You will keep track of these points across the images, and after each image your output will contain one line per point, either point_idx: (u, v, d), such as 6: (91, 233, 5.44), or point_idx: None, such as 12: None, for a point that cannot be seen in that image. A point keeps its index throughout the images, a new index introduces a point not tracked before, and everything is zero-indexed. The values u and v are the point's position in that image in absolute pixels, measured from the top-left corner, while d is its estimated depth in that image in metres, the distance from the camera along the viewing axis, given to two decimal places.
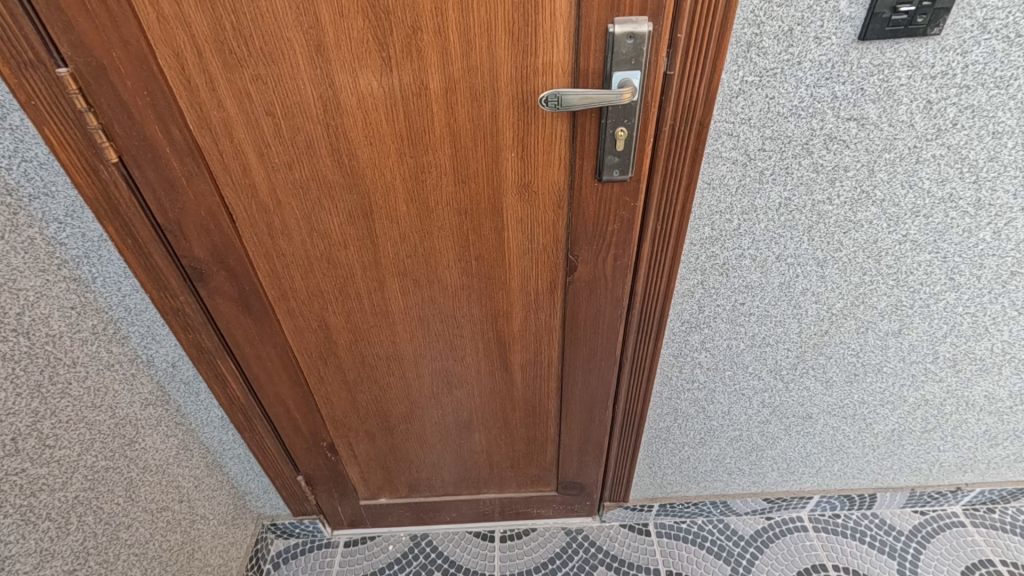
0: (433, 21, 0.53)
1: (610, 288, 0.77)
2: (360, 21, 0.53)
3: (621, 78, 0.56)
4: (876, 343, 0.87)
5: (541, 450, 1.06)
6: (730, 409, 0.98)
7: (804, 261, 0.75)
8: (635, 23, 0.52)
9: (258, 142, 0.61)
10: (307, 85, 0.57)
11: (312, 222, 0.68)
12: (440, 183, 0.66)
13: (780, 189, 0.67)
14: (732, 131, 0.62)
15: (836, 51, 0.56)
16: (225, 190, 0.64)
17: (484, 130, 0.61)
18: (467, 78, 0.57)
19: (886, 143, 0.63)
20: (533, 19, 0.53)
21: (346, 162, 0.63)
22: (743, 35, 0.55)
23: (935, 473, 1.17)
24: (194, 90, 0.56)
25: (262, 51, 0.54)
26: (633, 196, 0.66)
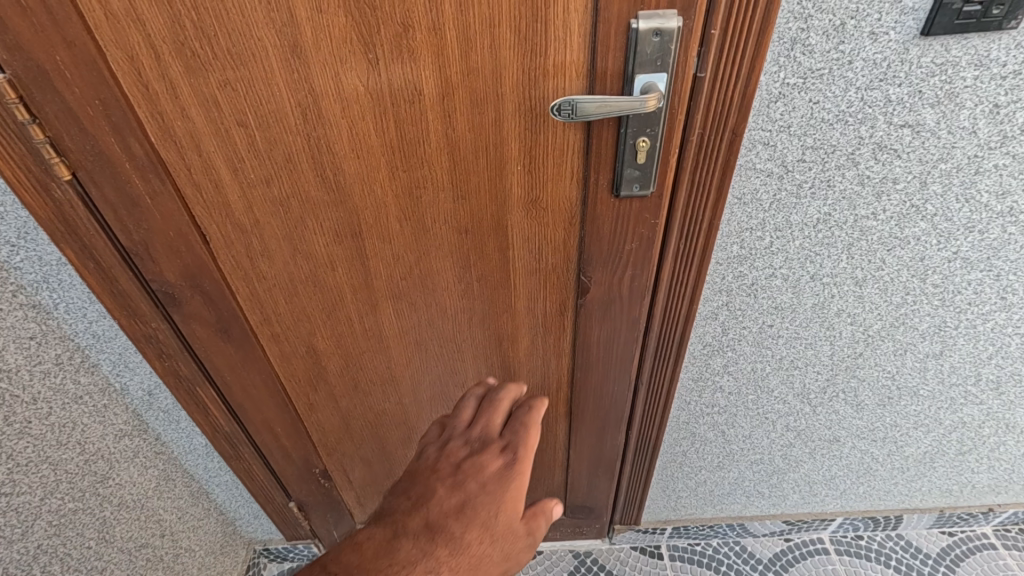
0: (427, 17, 0.46)
1: (627, 311, 0.70)
2: (342, 18, 0.46)
3: (644, 81, 0.48)
4: (914, 365, 0.80)
5: (549, 473, 1.00)
6: (751, 433, 0.91)
7: (841, 280, 0.68)
8: (662, 17, 0.45)
9: (231, 156, 0.54)
10: (283, 91, 0.49)
11: (295, 243, 0.61)
12: (437, 199, 0.58)
13: (819, 204, 0.59)
14: (768, 140, 0.54)
15: (894, 48, 0.48)
16: (196, 209, 0.57)
17: (486, 140, 0.54)
18: (467, 82, 0.50)
19: (942, 152, 0.56)
20: (544, 14, 0.46)
21: (332, 178, 0.56)
22: (787, 31, 0.47)
23: (967, 495, 1.10)
24: (155, 98, 0.49)
25: (229, 52, 0.47)
26: (655, 213, 0.59)
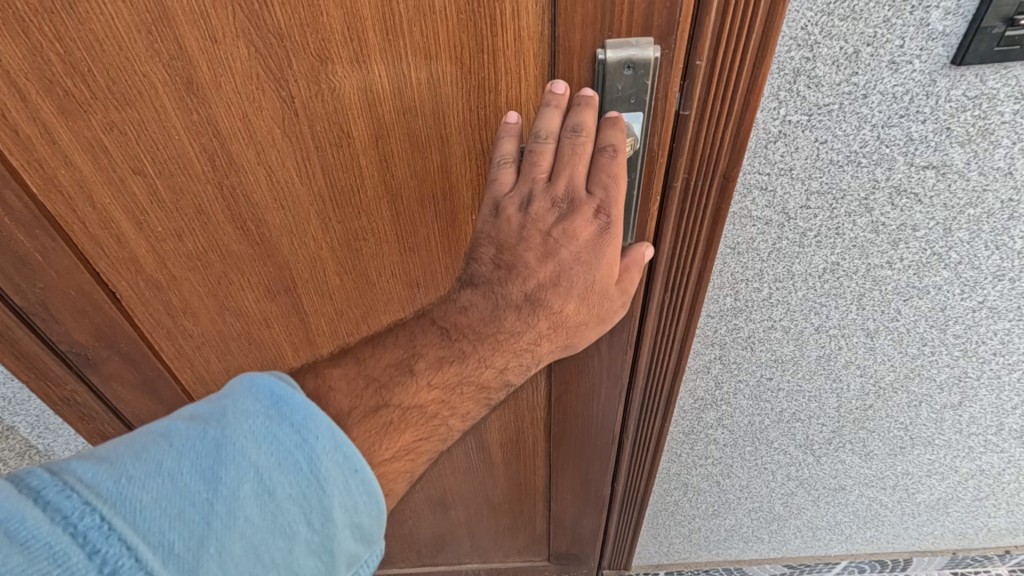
0: (348, 49, 0.38)
1: (606, 366, 0.61)
2: (243, 50, 0.37)
3: (616, 121, 0.40)
4: (929, 416, 0.72)
5: (529, 520, 0.93)
6: (749, 483, 0.84)
7: (850, 332, 0.59)
8: (635, 47, 0.36)
9: (131, 207, 0.45)
10: (183, 135, 0.41)
11: (221, 299, 0.53)
12: (381, 251, 0.50)
13: (826, 253, 0.51)
14: (765, 184, 0.46)
15: (918, 79, 0.40)
16: (99, 265, 0.49)
17: (434, 186, 0.46)
18: (404, 123, 0.42)
19: (971, 196, 0.47)
20: (490, 45, 0.38)
21: (254, 230, 0.48)
22: (789, 60, 0.39)
23: (982, 537, 1.02)
24: (28, 145, 0.41)
25: (109, 90, 0.38)
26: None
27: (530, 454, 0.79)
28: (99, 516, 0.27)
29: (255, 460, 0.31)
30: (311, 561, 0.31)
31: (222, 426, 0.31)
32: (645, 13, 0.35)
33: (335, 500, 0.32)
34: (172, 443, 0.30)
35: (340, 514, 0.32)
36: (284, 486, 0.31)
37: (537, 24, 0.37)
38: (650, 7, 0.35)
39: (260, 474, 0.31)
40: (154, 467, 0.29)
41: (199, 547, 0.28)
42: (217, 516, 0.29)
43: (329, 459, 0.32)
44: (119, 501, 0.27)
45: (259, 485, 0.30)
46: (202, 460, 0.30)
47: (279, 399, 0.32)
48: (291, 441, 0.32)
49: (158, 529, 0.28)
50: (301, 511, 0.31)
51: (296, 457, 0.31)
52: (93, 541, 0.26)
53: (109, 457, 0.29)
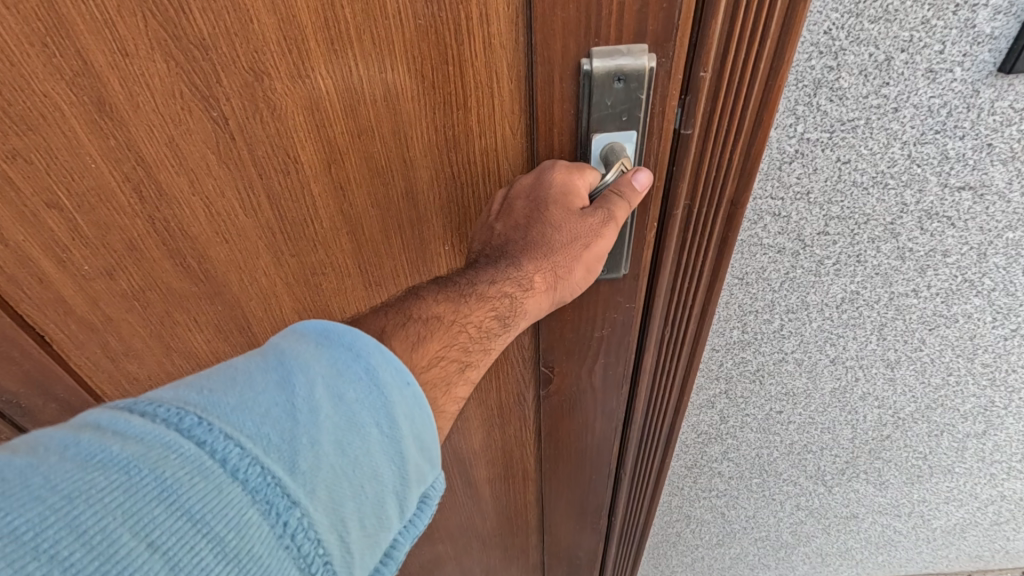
0: (290, 64, 0.32)
1: (596, 403, 0.56)
2: (162, 65, 0.32)
3: (605, 139, 0.34)
4: (951, 445, 0.67)
5: (522, 551, 0.88)
6: (755, 513, 0.78)
7: (868, 363, 0.54)
8: (624, 54, 0.31)
9: (50, 245, 0.40)
10: (102, 163, 0.36)
11: (164, 340, 0.49)
12: (343, 286, 0.46)
13: (845, 282, 0.45)
14: (778, 210, 0.40)
15: (959, 90, 0.34)
16: (21, 306, 0.43)
17: (399, 215, 0.41)
18: (359, 146, 0.37)
19: (1011, 218, 0.42)
20: (455, 56, 0.33)
21: (196, 265, 0.43)
22: (809, 70, 0.33)
23: (999, 559, 0.97)
24: None
25: (5, 113, 0.33)
26: (630, 297, 0.45)
27: (520, 488, 0.73)
28: (196, 415, 0.24)
29: (317, 370, 0.27)
30: (390, 469, 0.27)
31: (280, 349, 0.28)
32: (637, 17, 0.30)
33: (402, 408, 0.28)
34: (235, 365, 0.27)
35: (407, 423, 0.28)
36: (353, 390, 0.27)
37: (508, 32, 0.32)
38: (643, 9, 0.29)
39: (327, 380, 0.27)
40: (227, 380, 0.26)
41: (292, 441, 0.25)
42: (300, 413, 0.25)
43: (387, 367, 0.28)
44: (209, 405, 0.24)
45: (330, 390, 0.27)
46: (270, 373, 0.26)
47: (324, 330, 0.29)
48: (347, 355, 0.28)
49: (250, 424, 0.24)
50: (376, 420, 0.27)
51: (356, 368, 0.28)
52: (199, 436, 0.23)
53: (179, 381, 0.26)
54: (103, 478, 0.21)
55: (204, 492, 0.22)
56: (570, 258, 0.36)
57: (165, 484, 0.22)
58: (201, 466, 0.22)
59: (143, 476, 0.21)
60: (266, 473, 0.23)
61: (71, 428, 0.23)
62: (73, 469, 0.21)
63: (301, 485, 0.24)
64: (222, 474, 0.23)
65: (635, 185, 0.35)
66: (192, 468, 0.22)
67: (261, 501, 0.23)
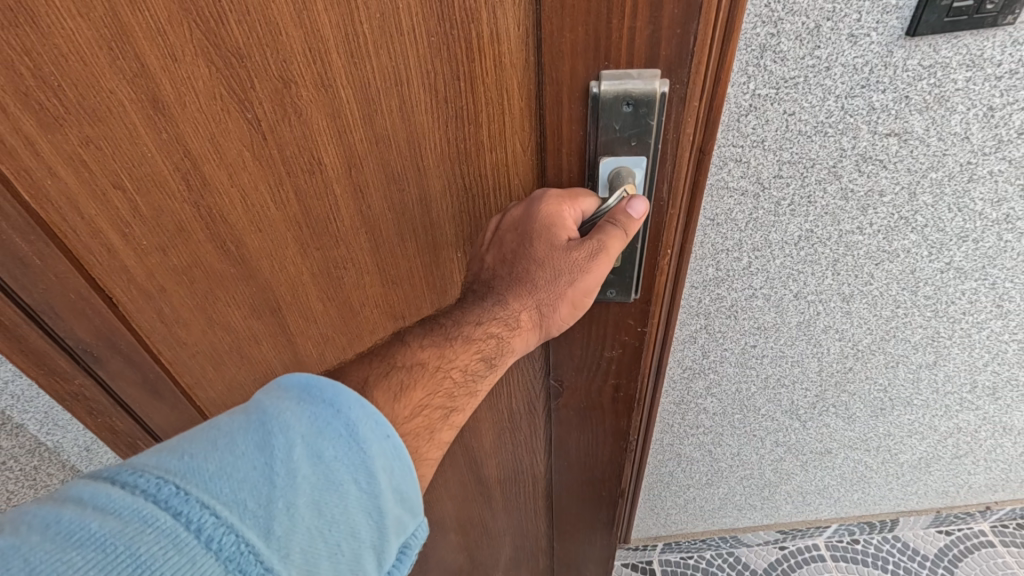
0: (315, 74, 0.42)
1: (604, 423, 0.68)
2: (204, 69, 0.42)
3: (616, 160, 0.43)
4: (907, 376, 0.76)
5: (534, 525, 0.93)
6: (739, 450, 0.87)
7: (827, 297, 0.62)
8: (630, 82, 0.39)
9: (115, 221, 0.51)
10: (152, 150, 0.46)
11: (209, 315, 0.60)
12: (362, 281, 0.58)
13: (800, 221, 0.54)
14: (739, 156, 0.49)
15: (877, 51, 0.42)
16: (94, 271, 0.55)
17: (410, 213, 0.52)
18: (377, 152, 0.47)
19: (932, 160, 0.50)
20: (467, 72, 0.42)
21: (234, 250, 0.54)
22: (755, 36, 0.42)
23: (963, 495, 1.07)
24: (14, 151, 0.46)
25: (80, 107, 0.44)
26: (641, 320, 0.55)
27: (528, 474, 0.82)
28: (174, 486, 0.31)
29: (297, 428, 0.35)
30: (363, 518, 0.35)
31: (262, 407, 0.36)
32: (648, 43, 0.38)
33: (377, 461, 0.36)
34: (220, 427, 0.35)
35: (379, 474, 0.36)
36: (330, 448, 0.35)
37: (519, 47, 0.40)
38: None
39: (306, 440, 0.35)
40: (210, 445, 0.33)
41: (265, 506, 0.32)
42: (277, 476, 0.33)
43: (365, 422, 0.36)
44: (189, 472, 0.32)
45: (308, 449, 0.35)
46: (250, 434, 0.34)
47: (307, 385, 0.37)
48: (328, 412, 0.36)
49: (229, 492, 0.32)
50: (349, 472, 0.35)
51: (335, 425, 0.36)
52: (175, 507, 0.30)
53: (160, 449, 0.33)
54: (80, 557, 0.28)
55: (176, 564, 0.29)
56: (553, 296, 0.46)
57: (139, 559, 0.28)
58: (176, 539, 0.29)
59: (119, 553, 0.28)
60: (238, 542, 0.31)
61: (55, 505, 0.30)
62: (53, 550, 0.28)
63: (274, 548, 0.32)
64: (196, 546, 0.30)
65: (632, 213, 0.42)
66: (167, 542, 0.29)
67: (235, 568, 0.30)
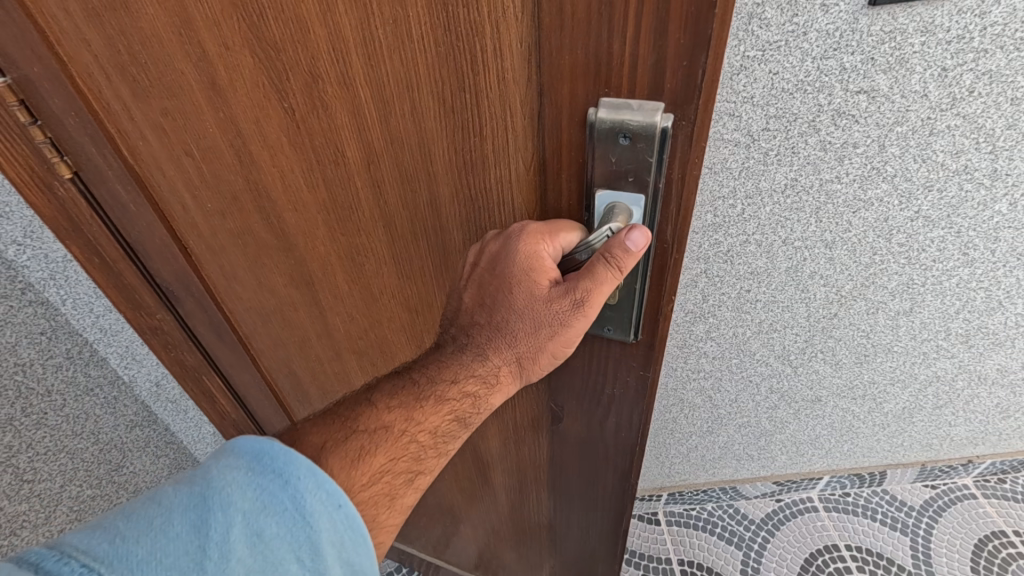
0: (337, 72, 0.45)
1: (607, 460, 0.69)
2: (250, 58, 0.47)
3: (613, 193, 0.41)
4: (886, 323, 0.84)
5: (534, 531, 0.95)
6: (737, 397, 0.96)
7: (812, 244, 0.71)
8: (625, 112, 0.37)
9: (188, 182, 0.60)
10: (213, 126, 0.54)
11: (258, 274, 0.69)
12: (381, 267, 0.62)
13: (786, 170, 0.63)
14: (733, 111, 0.58)
15: (845, 18, 0.51)
16: (174, 222, 0.64)
17: (420, 214, 0.54)
18: (390, 151, 0.49)
19: (897, 115, 0.59)
20: (472, 84, 0.41)
21: (277, 223, 0.62)
22: (745, 6, 0.51)
23: (947, 448, 1.15)
24: (114, 114, 0.55)
25: (161, 82, 0.51)
26: (644, 360, 0.54)
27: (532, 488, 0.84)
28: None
29: (242, 506, 0.38)
30: None
31: (208, 481, 0.39)
32: (653, 71, 0.35)
33: (324, 535, 0.40)
34: (163, 503, 0.38)
35: (326, 546, 0.40)
36: (272, 524, 0.39)
37: (521, 63, 0.38)
38: None
39: (248, 517, 0.38)
40: (149, 526, 0.36)
41: None
42: (212, 559, 0.36)
43: (313, 495, 0.40)
44: (120, 557, 0.34)
45: (249, 527, 0.38)
46: (191, 512, 0.37)
47: (259, 454, 0.40)
48: (275, 485, 0.40)
49: None
50: (291, 546, 0.39)
51: (282, 498, 0.39)
52: None
53: (93, 530, 0.36)
54: None
55: None
56: (538, 339, 0.49)
57: None
58: None
59: None
60: None
61: None
62: None
63: None
64: None
65: (630, 245, 0.40)
66: None
67: None
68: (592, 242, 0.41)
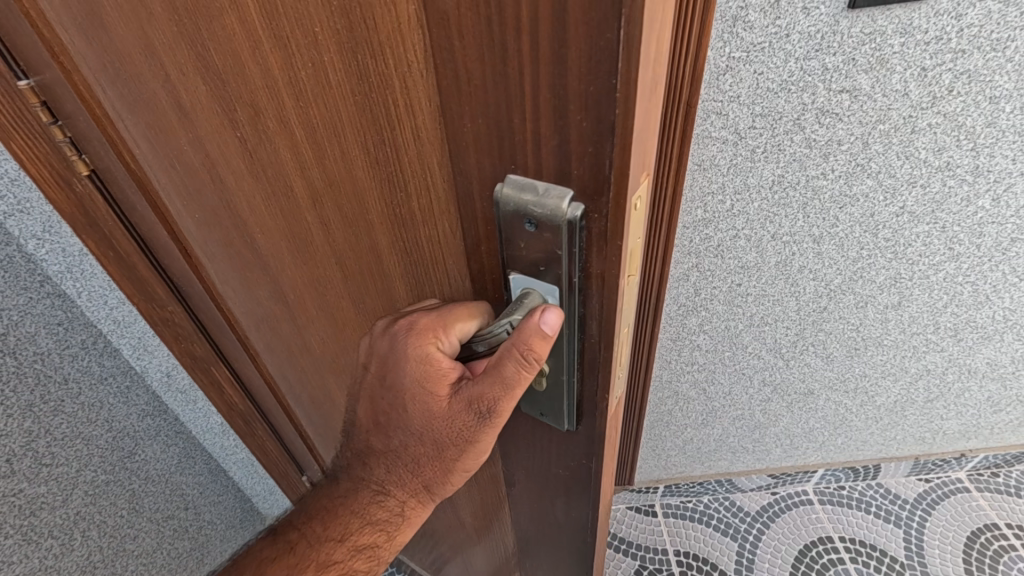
0: (272, 108, 0.41)
1: (559, 532, 0.63)
2: (197, 82, 0.44)
3: (526, 278, 0.37)
4: (876, 316, 0.86)
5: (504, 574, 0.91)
6: (731, 389, 0.98)
7: (800, 239, 0.74)
8: (527, 193, 0.33)
9: (176, 191, 0.59)
10: (184, 143, 0.51)
11: (244, 284, 0.68)
12: (343, 305, 0.58)
13: (773, 167, 0.65)
14: (720, 109, 0.60)
15: (825, 21, 0.54)
16: (173, 224, 0.65)
17: (368, 260, 0.49)
18: (331, 194, 0.45)
19: (880, 113, 0.61)
20: (392, 138, 0.36)
21: (249, 243, 0.59)
22: (728, 9, 0.54)
23: (940, 441, 1.17)
24: (109, 119, 0.55)
25: (138, 95, 0.50)
26: (587, 446, 0.48)
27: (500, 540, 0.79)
28: None
29: None
30: None
31: None
32: (558, 156, 0.31)
33: None
34: None
35: None
36: None
37: (432, 123, 0.34)
38: None
39: None
40: None
41: None
42: None
43: None
44: None
45: None
46: None
47: None
48: None
49: None
50: None
51: None
52: None
53: None
54: None
55: None
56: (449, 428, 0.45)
57: None
58: None
59: None
60: None
61: None
62: None
63: None
64: None
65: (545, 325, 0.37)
66: None
67: None
68: (497, 331, 0.38)
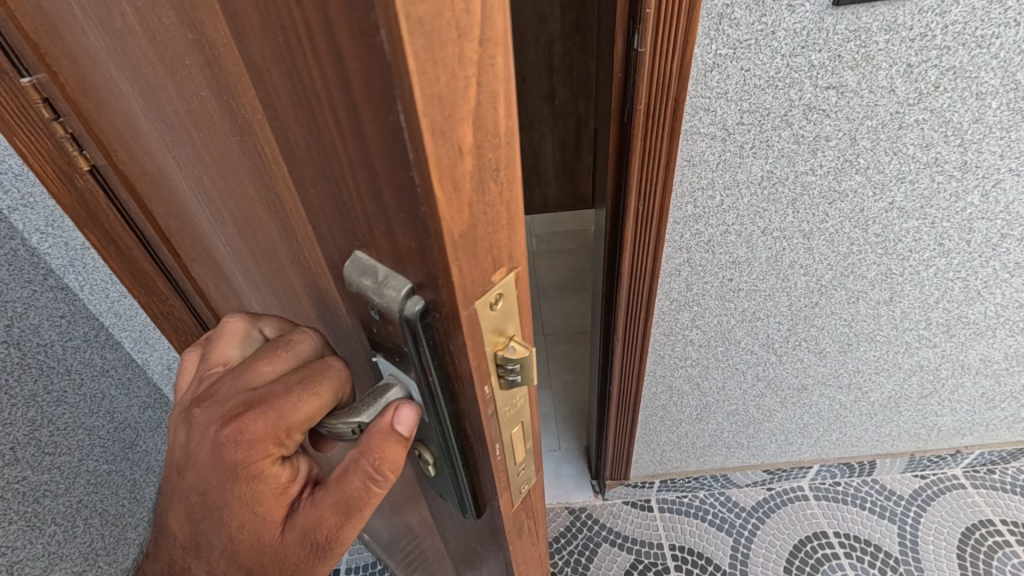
0: (187, 136, 0.40)
1: None
2: (132, 102, 0.43)
3: (389, 363, 0.34)
4: (868, 312, 0.87)
5: None
6: (724, 384, 0.99)
7: (790, 234, 0.75)
8: (368, 277, 0.30)
9: (152, 196, 0.60)
10: (142, 155, 0.52)
11: (217, 290, 0.68)
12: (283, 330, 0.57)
13: (761, 162, 0.66)
14: (708, 106, 0.61)
15: (811, 18, 0.55)
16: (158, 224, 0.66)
17: (289, 293, 0.48)
18: (247, 227, 0.44)
19: (866, 109, 0.62)
20: (273, 185, 0.35)
21: (210, 255, 0.60)
22: (715, 6, 0.54)
23: (935, 438, 1.17)
24: (87, 124, 0.56)
25: (101, 106, 0.50)
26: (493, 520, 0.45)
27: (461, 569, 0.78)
28: None
29: None
30: None
31: None
32: (389, 243, 0.27)
33: None
34: None
35: None
36: None
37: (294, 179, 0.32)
38: None
39: None
40: None
41: None
42: None
43: None
44: None
45: None
46: None
47: None
48: None
49: None
50: None
51: None
52: None
53: None
54: None
55: None
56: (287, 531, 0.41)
57: None
58: None
59: None
60: None
61: None
62: None
63: None
64: None
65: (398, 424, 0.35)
66: None
67: None
68: (341, 431, 0.35)
